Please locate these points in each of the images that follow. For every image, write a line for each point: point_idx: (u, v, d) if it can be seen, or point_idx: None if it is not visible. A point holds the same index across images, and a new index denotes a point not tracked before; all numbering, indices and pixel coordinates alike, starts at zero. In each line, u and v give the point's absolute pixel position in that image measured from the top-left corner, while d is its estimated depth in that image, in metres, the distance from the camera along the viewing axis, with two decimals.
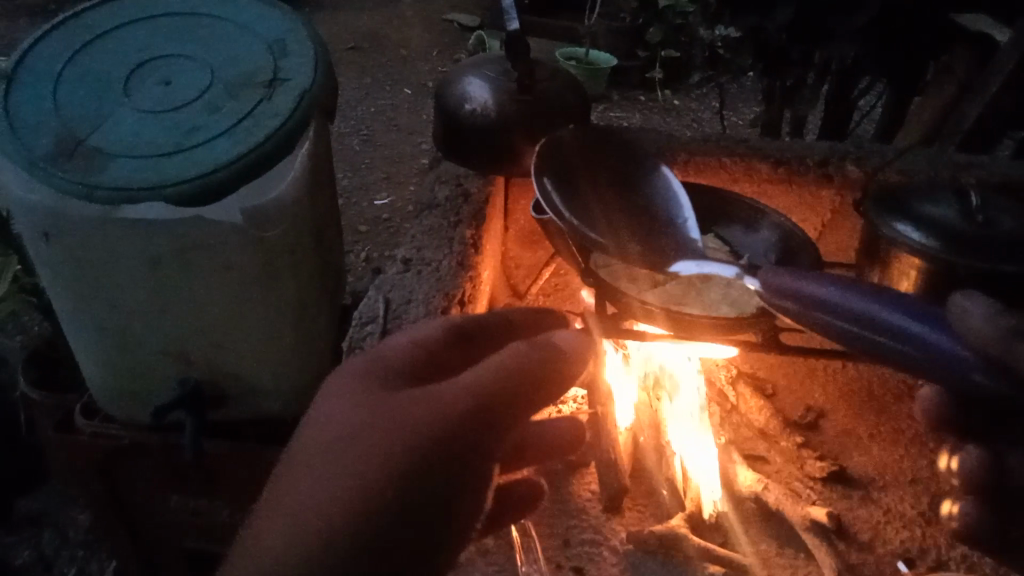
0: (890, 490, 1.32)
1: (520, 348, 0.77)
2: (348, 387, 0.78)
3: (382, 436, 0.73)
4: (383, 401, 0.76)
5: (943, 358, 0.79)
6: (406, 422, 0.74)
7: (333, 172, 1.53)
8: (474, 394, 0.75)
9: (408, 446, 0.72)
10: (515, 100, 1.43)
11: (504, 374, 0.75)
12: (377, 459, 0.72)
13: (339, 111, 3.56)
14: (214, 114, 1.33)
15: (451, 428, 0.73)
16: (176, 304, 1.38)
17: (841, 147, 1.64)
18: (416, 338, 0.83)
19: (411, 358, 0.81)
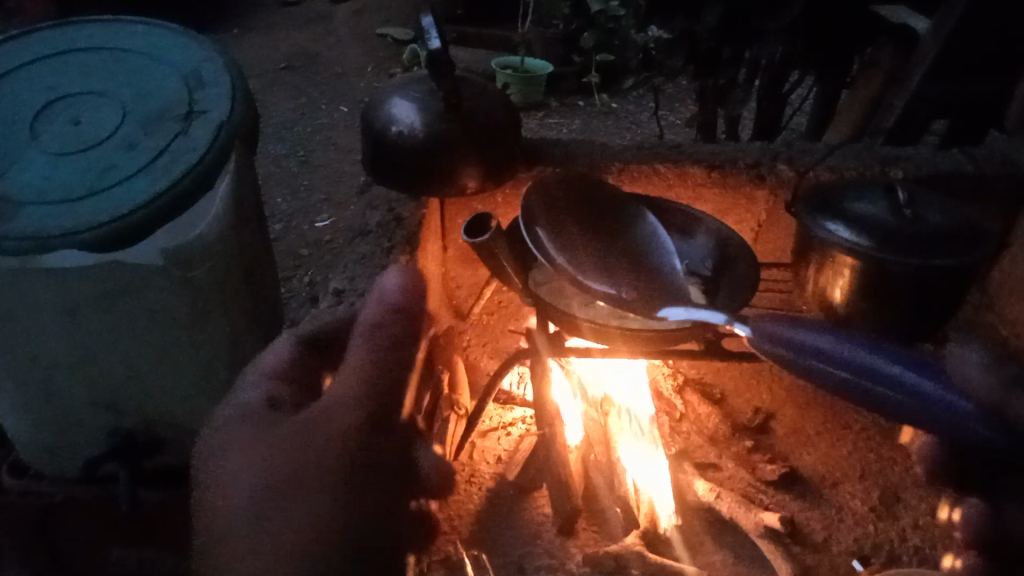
0: (840, 488, 1.33)
1: (371, 329, 0.82)
2: (236, 436, 0.83)
3: (290, 471, 0.79)
4: (268, 447, 0.81)
5: (947, 411, 0.81)
6: (311, 438, 0.80)
7: (259, 202, 1.48)
8: (355, 400, 0.79)
9: (321, 472, 0.78)
10: (443, 120, 1.40)
11: (368, 366, 0.80)
12: (300, 492, 0.78)
13: (274, 133, 3.49)
14: (128, 152, 1.29)
15: (353, 442, 0.78)
16: (100, 351, 1.32)
17: (772, 147, 1.65)
18: (269, 370, 0.91)
19: (279, 388, 0.90)
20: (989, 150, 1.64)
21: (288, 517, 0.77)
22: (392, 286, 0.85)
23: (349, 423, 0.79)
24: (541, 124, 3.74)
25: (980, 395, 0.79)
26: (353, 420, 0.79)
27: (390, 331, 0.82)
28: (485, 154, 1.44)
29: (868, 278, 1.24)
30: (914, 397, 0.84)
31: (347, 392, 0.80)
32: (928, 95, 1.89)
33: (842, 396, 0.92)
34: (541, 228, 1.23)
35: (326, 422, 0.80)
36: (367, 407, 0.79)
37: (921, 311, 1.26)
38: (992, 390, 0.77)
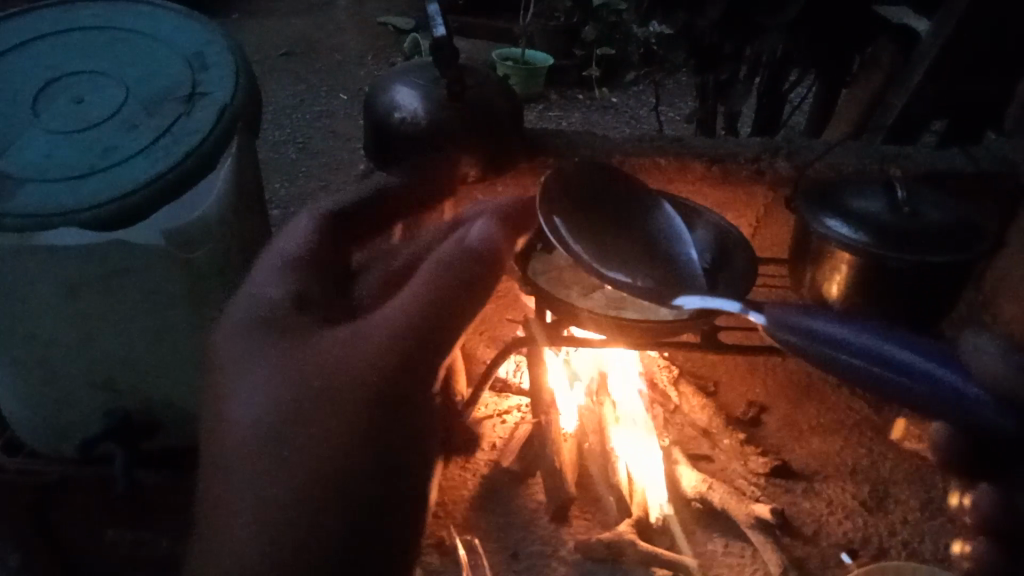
0: (831, 481, 1.34)
1: (436, 267, 0.88)
2: (261, 332, 0.84)
3: (324, 377, 0.79)
4: (298, 347, 0.82)
5: (963, 398, 0.85)
6: (345, 352, 0.81)
7: (260, 186, 1.49)
8: (401, 317, 0.82)
9: (357, 382, 0.78)
10: (446, 107, 1.41)
11: (427, 291, 0.84)
12: (331, 397, 0.77)
13: (273, 119, 3.48)
14: (131, 133, 1.30)
15: (394, 355, 0.79)
16: (98, 330, 1.32)
17: (772, 143, 1.65)
18: (290, 259, 0.97)
19: (302, 282, 0.94)
20: (988, 150, 1.64)
21: (315, 424, 0.77)
22: (476, 237, 0.93)
23: (394, 335, 0.80)
24: (540, 117, 3.74)
25: (994, 384, 0.85)
26: (397, 337, 0.80)
27: (455, 269, 0.88)
28: (487, 143, 1.45)
29: (864, 274, 1.24)
30: (934, 387, 0.86)
31: (396, 309, 0.83)
32: (928, 95, 1.89)
33: (852, 385, 0.93)
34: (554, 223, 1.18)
35: (364, 338, 0.81)
36: (417, 326, 0.81)
37: (918, 306, 1.26)
38: (1011, 376, 0.83)
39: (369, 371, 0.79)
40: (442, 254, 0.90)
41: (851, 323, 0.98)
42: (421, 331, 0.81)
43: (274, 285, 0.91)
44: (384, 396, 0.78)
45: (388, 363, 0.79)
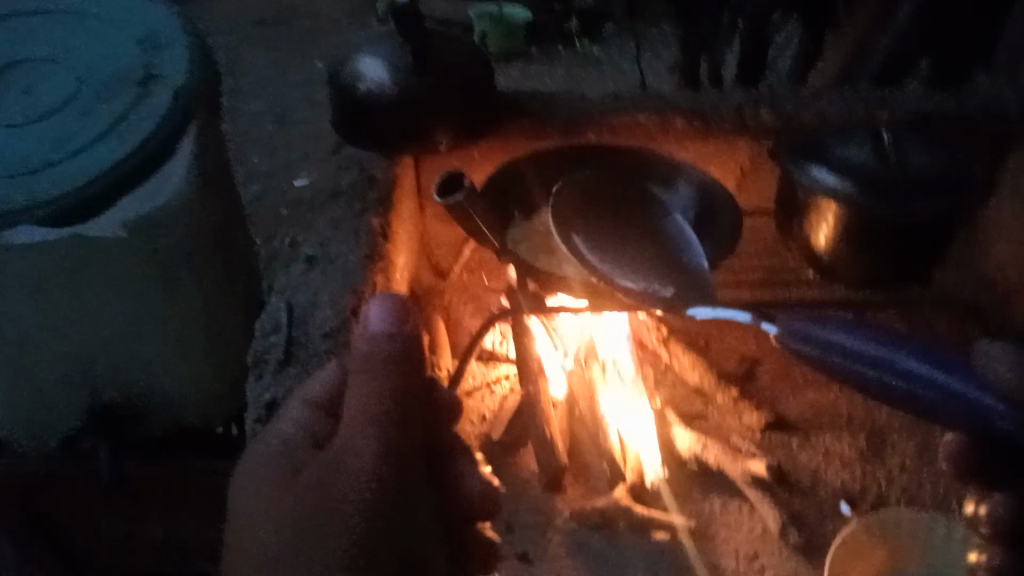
0: (827, 431, 1.33)
1: (367, 382, 1.00)
2: (263, 491, 1.00)
3: (320, 496, 0.96)
4: (290, 482, 0.99)
5: (980, 408, 1.05)
6: (331, 483, 0.97)
7: (227, 169, 1.44)
8: (367, 427, 0.97)
9: (354, 499, 0.94)
10: (413, 77, 1.36)
11: (372, 401, 0.98)
12: (337, 491, 0.95)
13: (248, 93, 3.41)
14: (85, 121, 1.25)
15: (372, 465, 0.95)
16: (69, 326, 1.29)
17: (753, 91, 1.61)
18: (308, 397, 1.09)
19: (318, 417, 1.07)
20: None
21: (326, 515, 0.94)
22: (384, 321, 1.05)
23: (369, 440, 0.96)
24: (521, 75, 3.66)
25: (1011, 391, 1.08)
26: (369, 442, 0.96)
27: (389, 372, 1.00)
28: (459, 111, 1.40)
29: (851, 223, 1.31)
30: (944, 394, 1.07)
31: (354, 418, 0.98)
32: (912, 31, 1.84)
33: (870, 393, 1.11)
34: (574, 244, 1.21)
35: (349, 450, 0.96)
36: (379, 424, 0.97)
37: (905, 246, 1.32)
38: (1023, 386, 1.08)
39: (359, 483, 0.94)
40: (365, 345, 1.04)
41: (852, 324, 1.15)
42: (392, 450, 0.97)
43: (295, 409, 1.08)
44: (376, 492, 0.95)
45: (376, 476, 0.95)
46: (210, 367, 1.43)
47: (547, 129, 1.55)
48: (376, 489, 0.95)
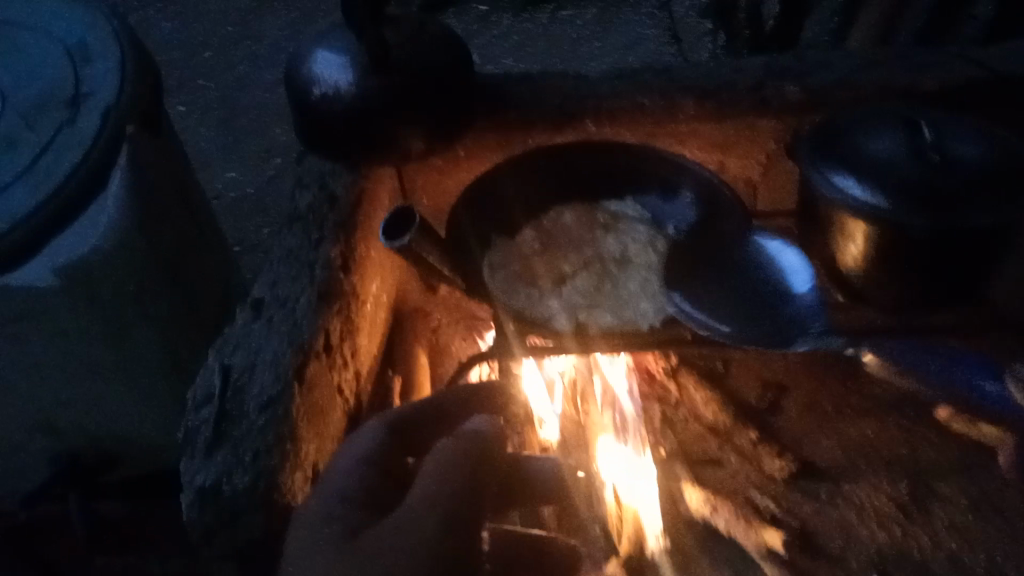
0: (861, 481, 1.15)
1: (450, 453, 0.75)
2: (316, 539, 0.71)
3: (380, 566, 0.68)
4: (369, 541, 0.70)
5: None
6: (407, 541, 0.69)
7: (178, 188, 1.29)
8: (443, 500, 0.71)
9: (418, 566, 0.67)
10: (373, 77, 1.17)
11: (455, 481, 0.73)
12: (399, 563, 0.68)
13: None
14: (7, 152, 1.09)
15: (445, 543, 0.69)
16: (13, 377, 1.18)
17: (779, 62, 1.37)
18: (362, 458, 0.79)
19: (370, 478, 0.78)
20: None
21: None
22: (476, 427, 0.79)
23: (443, 521, 0.70)
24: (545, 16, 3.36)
25: None
26: (446, 522, 0.70)
27: (476, 460, 0.75)
28: (429, 111, 1.22)
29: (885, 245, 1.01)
30: None
31: (429, 488, 0.72)
32: None
33: None
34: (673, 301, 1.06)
35: (418, 515, 0.71)
36: (452, 511, 0.71)
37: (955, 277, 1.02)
38: None
39: (425, 549, 0.68)
40: (444, 447, 0.76)
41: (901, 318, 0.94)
42: (464, 523, 0.71)
43: (342, 468, 0.78)
44: (443, 570, 0.68)
45: (440, 551, 0.68)
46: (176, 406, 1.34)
47: (535, 121, 1.36)
48: (448, 563, 0.68)
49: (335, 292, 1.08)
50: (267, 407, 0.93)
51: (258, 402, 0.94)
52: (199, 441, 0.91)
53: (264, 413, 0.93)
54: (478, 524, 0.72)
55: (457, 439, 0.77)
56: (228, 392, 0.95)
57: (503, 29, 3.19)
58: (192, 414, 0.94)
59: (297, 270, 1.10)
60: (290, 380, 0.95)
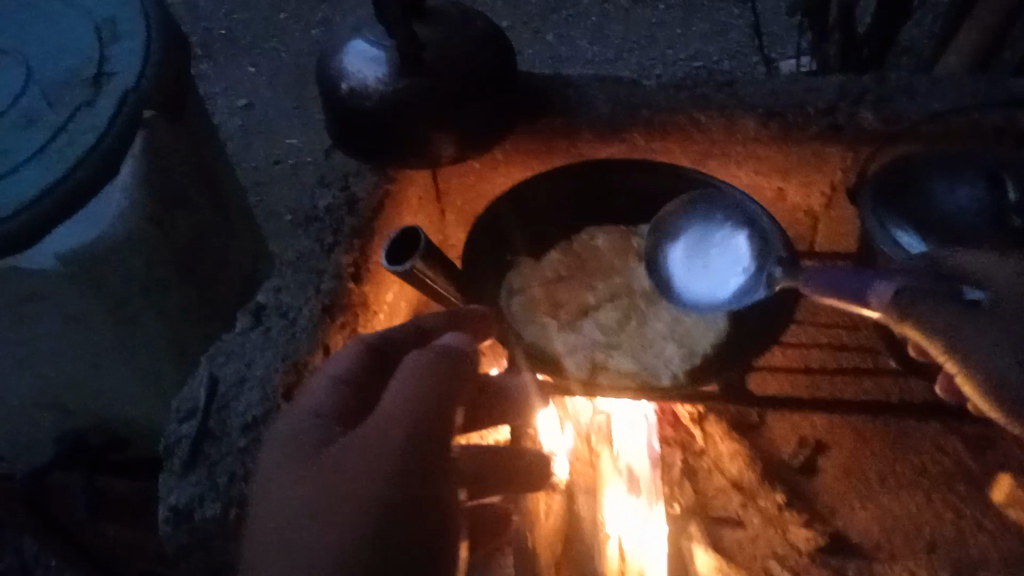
0: (896, 564, 1.06)
1: (417, 367, 0.73)
2: (282, 459, 0.70)
3: (347, 478, 0.67)
4: (329, 461, 0.68)
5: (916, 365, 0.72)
6: (367, 462, 0.67)
7: (199, 174, 1.26)
8: (407, 423, 0.68)
9: (383, 471, 0.67)
10: (402, 76, 1.09)
11: (422, 394, 0.70)
12: (366, 475, 0.66)
13: (325, 16, 3.17)
14: (25, 129, 1.05)
15: (408, 452, 0.67)
16: (23, 356, 1.18)
17: (857, 82, 1.23)
18: (337, 376, 0.76)
19: (344, 396, 0.75)
20: None
21: (348, 502, 0.66)
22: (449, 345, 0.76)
23: (408, 436, 0.68)
24: None
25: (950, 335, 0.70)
26: (411, 435, 0.68)
27: (444, 375, 0.73)
28: (463, 116, 1.13)
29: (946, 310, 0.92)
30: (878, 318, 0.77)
31: (395, 402, 0.70)
32: None
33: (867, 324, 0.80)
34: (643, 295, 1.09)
35: (384, 430, 0.69)
36: (420, 427, 0.69)
37: None
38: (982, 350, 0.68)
39: (389, 461, 0.67)
40: (414, 361, 0.74)
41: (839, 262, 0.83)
42: (432, 438, 0.69)
43: (315, 387, 0.76)
44: (408, 479, 0.67)
45: (406, 460, 0.67)
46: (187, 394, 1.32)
47: (580, 130, 1.28)
48: (415, 475, 0.67)
49: (341, 305, 1.02)
50: (250, 428, 0.88)
51: (241, 421, 0.89)
52: (176, 459, 0.87)
53: (246, 434, 0.87)
54: (447, 435, 0.70)
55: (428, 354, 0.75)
56: (212, 409, 0.90)
57: (580, 10, 3.05)
58: (174, 427, 0.90)
59: (305, 277, 1.04)
60: (278, 401, 0.90)
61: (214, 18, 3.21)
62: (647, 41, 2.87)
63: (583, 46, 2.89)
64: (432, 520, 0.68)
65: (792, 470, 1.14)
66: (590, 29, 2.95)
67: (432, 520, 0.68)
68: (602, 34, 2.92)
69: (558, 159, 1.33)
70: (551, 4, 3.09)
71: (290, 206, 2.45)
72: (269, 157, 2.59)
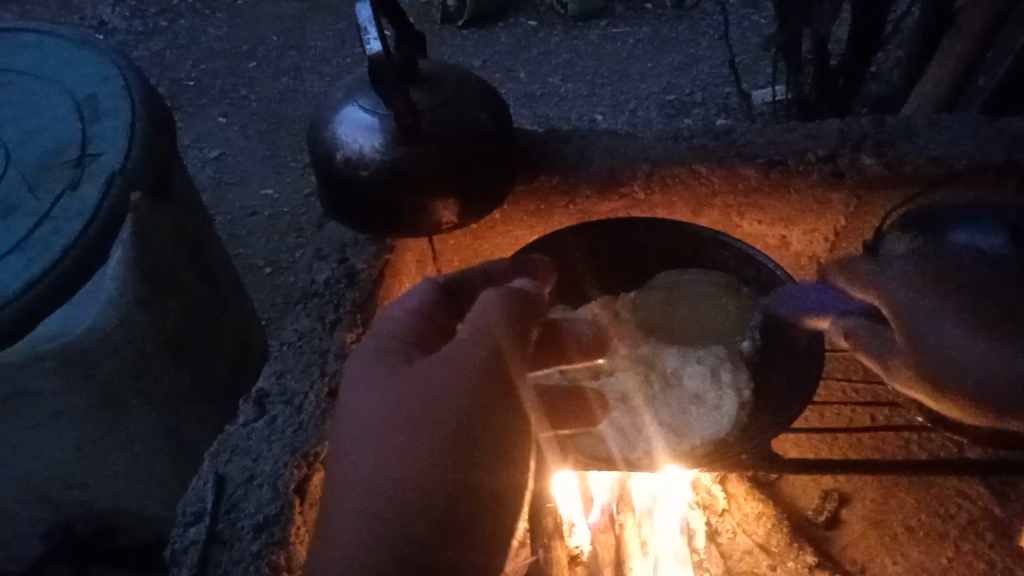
0: None
1: (491, 299, 0.79)
2: (364, 371, 0.76)
3: (428, 388, 0.73)
4: (410, 373, 0.74)
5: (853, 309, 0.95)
6: (446, 369, 0.74)
7: (186, 249, 1.21)
8: (482, 338, 0.75)
9: (462, 377, 0.73)
10: (399, 144, 1.06)
11: (495, 320, 0.77)
12: (447, 388, 0.73)
13: (297, 64, 3.14)
14: (8, 218, 1.01)
15: (484, 357, 0.74)
16: (10, 451, 1.12)
17: (856, 126, 1.23)
18: (413, 308, 0.83)
19: (420, 325, 0.81)
20: None
21: (425, 406, 0.72)
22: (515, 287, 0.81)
23: (487, 352, 0.74)
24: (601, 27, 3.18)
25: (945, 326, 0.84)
26: (487, 352, 0.74)
27: (517, 306, 0.79)
28: (463, 182, 1.10)
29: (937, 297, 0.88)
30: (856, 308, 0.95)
31: (471, 326, 0.76)
32: None
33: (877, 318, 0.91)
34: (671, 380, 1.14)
35: (459, 343, 0.75)
36: (494, 343, 0.75)
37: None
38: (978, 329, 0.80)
39: (469, 374, 0.73)
40: (487, 295, 0.79)
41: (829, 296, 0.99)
42: (506, 355, 0.75)
43: (391, 319, 0.82)
44: (484, 391, 0.73)
45: (483, 374, 0.73)
46: (181, 480, 1.27)
47: (579, 186, 1.27)
48: (488, 387, 0.73)
49: None
50: (262, 529, 0.83)
51: (253, 522, 0.84)
52: (185, 567, 0.82)
53: (257, 537, 0.83)
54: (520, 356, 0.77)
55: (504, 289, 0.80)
56: (221, 508, 0.86)
57: (550, 48, 3.06)
58: (181, 530, 0.86)
59: (307, 359, 1.01)
60: (289, 497, 0.85)
61: (182, 69, 3.16)
62: (618, 76, 2.85)
63: (556, 83, 2.85)
64: (505, 432, 0.73)
65: (816, 526, 1.27)
66: (561, 66, 2.95)
67: (505, 430, 0.73)
68: (573, 71, 2.91)
69: (558, 215, 1.33)
70: (521, 43, 3.10)
71: (269, 256, 2.30)
72: (244, 209, 2.47)
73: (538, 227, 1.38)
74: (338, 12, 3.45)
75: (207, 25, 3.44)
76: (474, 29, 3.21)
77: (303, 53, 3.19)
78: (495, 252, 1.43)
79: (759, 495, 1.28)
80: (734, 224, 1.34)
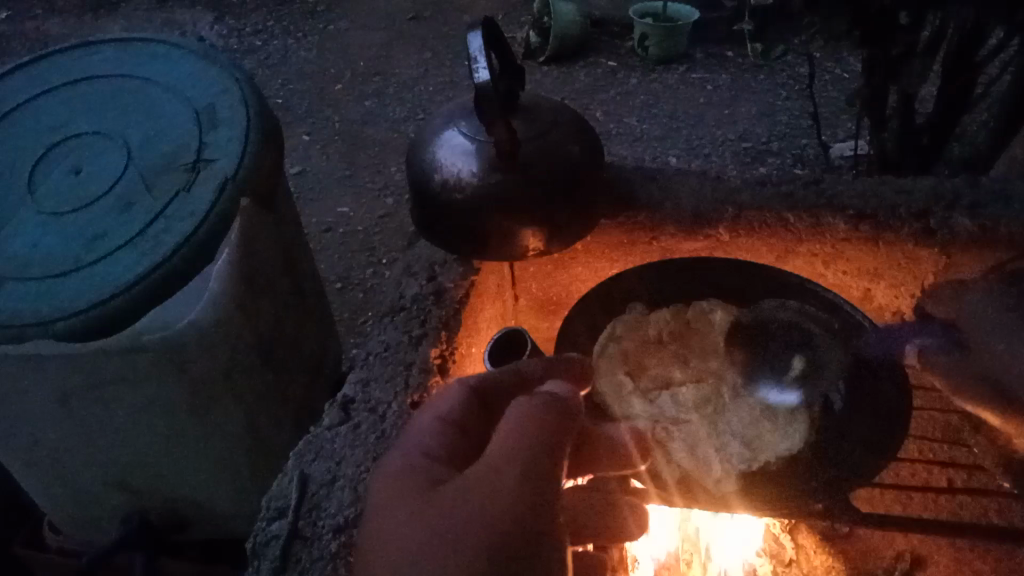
0: None
1: (527, 404, 0.73)
2: (392, 498, 0.71)
3: (456, 515, 0.66)
4: (439, 499, 0.68)
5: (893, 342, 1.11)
6: (479, 496, 0.67)
7: (281, 257, 1.26)
8: (515, 459, 0.68)
9: (500, 504, 0.66)
10: (496, 170, 1.08)
11: (529, 430, 0.70)
12: (476, 517, 0.66)
13: (381, 88, 3.25)
14: (123, 214, 1.09)
15: (520, 485, 0.67)
16: (102, 436, 1.17)
17: (948, 185, 1.22)
18: (444, 416, 0.79)
19: (451, 439, 0.77)
20: None
21: (458, 541, 0.65)
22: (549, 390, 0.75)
23: (519, 477, 0.67)
24: (680, 71, 3.21)
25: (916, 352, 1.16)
26: (520, 472, 0.67)
27: (552, 419, 0.72)
28: (551, 210, 1.12)
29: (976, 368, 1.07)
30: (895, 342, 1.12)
31: (501, 444, 0.70)
32: None
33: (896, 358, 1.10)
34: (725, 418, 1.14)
35: (492, 465, 0.69)
36: (530, 460, 0.68)
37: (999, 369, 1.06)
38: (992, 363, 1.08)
39: (499, 504, 0.66)
40: (521, 401, 0.74)
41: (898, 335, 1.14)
42: (542, 476, 0.68)
43: (423, 430, 0.78)
44: (514, 524, 0.65)
45: (519, 499, 0.66)
46: (254, 480, 1.31)
47: (664, 223, 1.29)
48: (521, 514, 0.66)
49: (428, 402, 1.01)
50: (340, 531, 0.85)
51: (333, 523, 0.86)
52: (266, 562, 0.85)
53: (336, 538, 0.85)
54: (557, 479, 0.69)
55: (537, 396, 0.75)
56: (303, 505, 0.89)
57: (628, 89, 3.09)
58: (263, 525, 0.88)
59: (392, 370, 1.04)
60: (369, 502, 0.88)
61: (271, 87, 3.29)
62: (695, 120, 2.86)
63: (632, 123, 2.88)
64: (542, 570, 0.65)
65: None
66: (638, 107, 2.97)
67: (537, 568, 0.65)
68: (650, 113, 2.93)
69: (639, 250, 1.36)
70: (599, 83, 3.14)
71: (340, 272, 2.34)
72: (321, 224, 2.55)
73: (619, 262, 1.40)
74: (423, 43, 3.57)
75: (298, 47, 3.58)
76: (554, 66, 3.27)
77: (387, 80, 3.30)
78: (571, 284, 1.46)
79: (828, 552, 1.32)
80: (817, 273, 1.35)
